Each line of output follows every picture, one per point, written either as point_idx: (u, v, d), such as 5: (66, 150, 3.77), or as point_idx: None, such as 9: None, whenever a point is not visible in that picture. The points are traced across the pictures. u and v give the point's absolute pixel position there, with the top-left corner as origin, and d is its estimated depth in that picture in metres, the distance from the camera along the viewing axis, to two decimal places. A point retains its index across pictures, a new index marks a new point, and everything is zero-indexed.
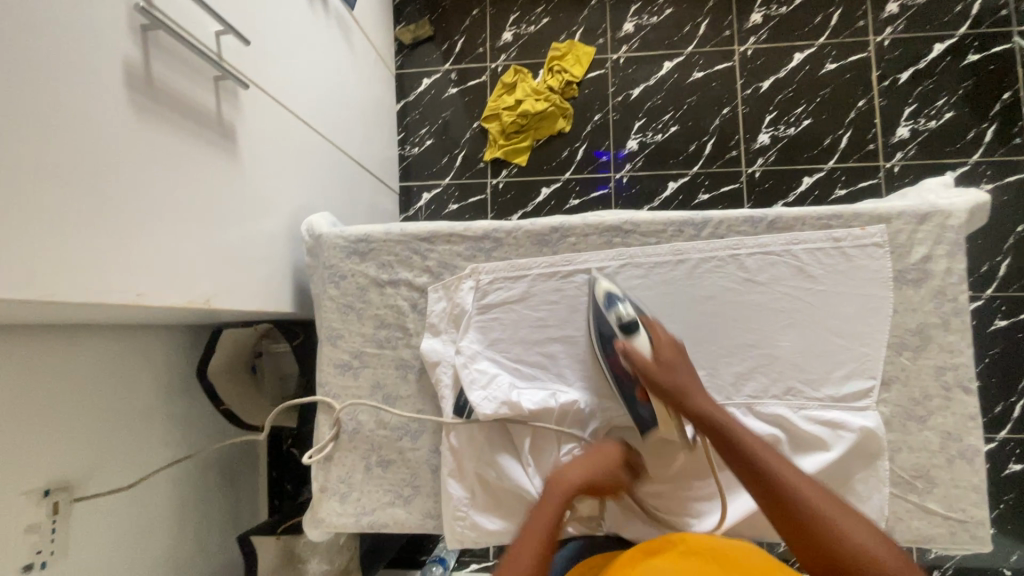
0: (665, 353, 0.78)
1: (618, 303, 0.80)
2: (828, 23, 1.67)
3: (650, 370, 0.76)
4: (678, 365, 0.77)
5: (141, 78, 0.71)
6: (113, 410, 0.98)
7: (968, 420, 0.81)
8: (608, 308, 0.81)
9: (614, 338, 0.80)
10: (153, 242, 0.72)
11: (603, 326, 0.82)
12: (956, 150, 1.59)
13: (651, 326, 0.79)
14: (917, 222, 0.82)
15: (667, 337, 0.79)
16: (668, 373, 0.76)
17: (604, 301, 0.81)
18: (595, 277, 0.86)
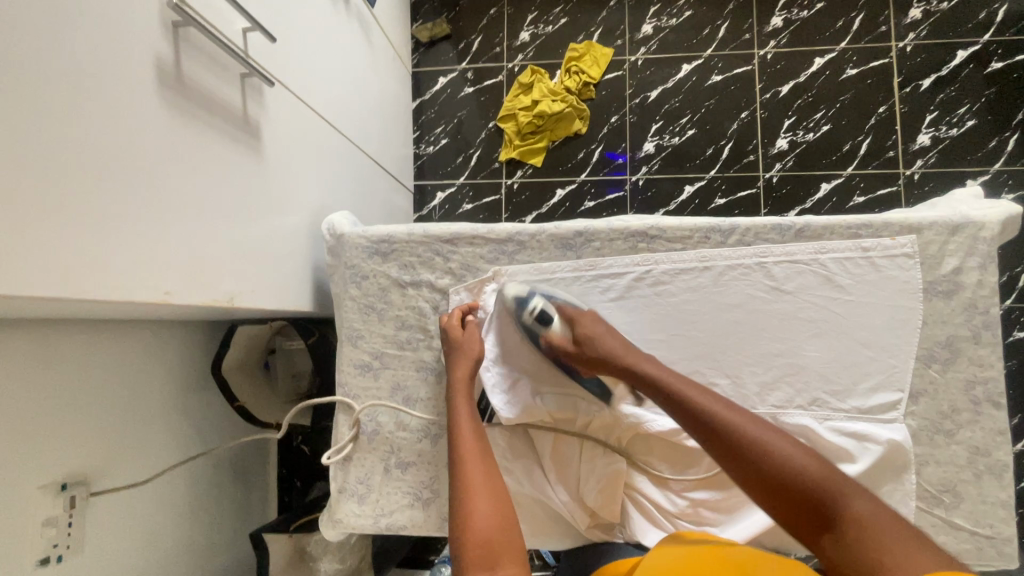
0: (583, 328, 0.82)
1: (529, 303, 0.85)
2: (849, 28, 1.65)
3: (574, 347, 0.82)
4: (598, 335, 0.81)
5: (171, 75, 0.71)
6: (129, 406, 0.98)
7: (997, 435, 0.80)
8: (521, 308, 0.86)
9: (537, 332, 0.86)
10: (179, 239, 0.72)
11: (523, 326, 0.87)
12: (978, 159, 1.57)
13: (562, 309, 0.85)
14: (949, 233, 0.81)
15: (575, 313, 0.84)
16: (595, 342, 0.80)
17: (514, 303, 0.86)
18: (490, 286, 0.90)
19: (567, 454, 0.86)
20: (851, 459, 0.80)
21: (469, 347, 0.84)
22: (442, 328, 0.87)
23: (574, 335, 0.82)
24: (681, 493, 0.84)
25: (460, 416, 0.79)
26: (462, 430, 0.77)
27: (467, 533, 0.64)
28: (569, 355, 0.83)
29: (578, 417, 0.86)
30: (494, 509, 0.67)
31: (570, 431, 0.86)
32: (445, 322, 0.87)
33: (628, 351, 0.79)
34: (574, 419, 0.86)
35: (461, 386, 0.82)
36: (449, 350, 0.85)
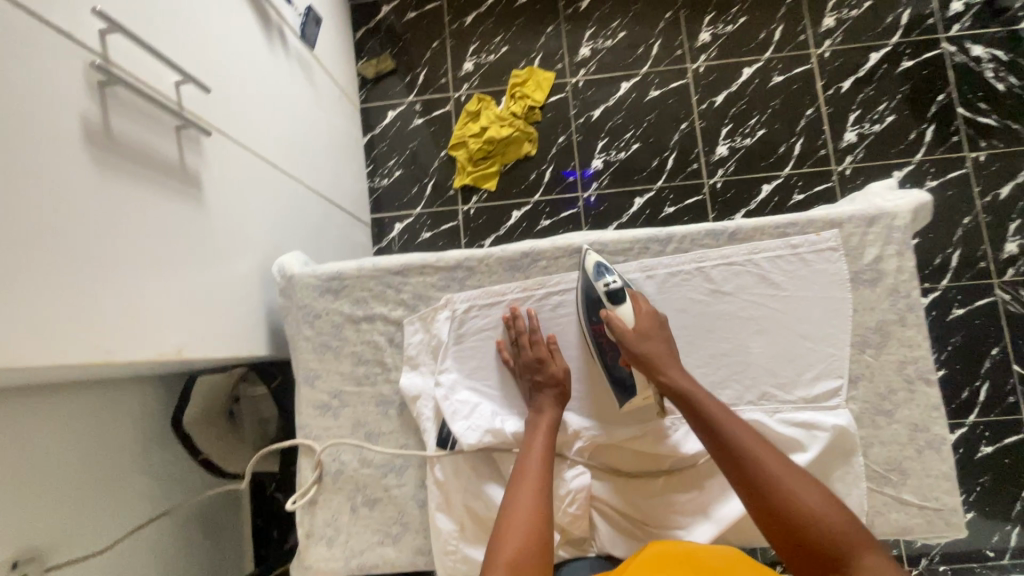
0: (648, 334, 0.82)
1: (606, 274, 0.85)
2: (771, 39, 1.76)
3: (631, 335, 0.81)
4: (654, 336, 0.82)
5: (99, 133, 0.71)
6: (82, 473, 0.94)
7: (932, 410, 0.84)
8: (596, 278, 0.85)
9: (601, 306, 0.85)
10: (118, 294, 0.71)
11: (591, 296, 0.86)
12: (901, 151, 1.68)
13: (636, 298, 0.85)
14: (866, 225, 0.87)
15: (651, 309, 0.85)
16: (648, 341, 0.81)
17: (591, 272, 0.86)
18: (585, 248, 0.89)
19: None
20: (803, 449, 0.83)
21: (528, 356, 0.87)
22: (503, 324, 0.91)
23: (637, 328, 0.82)
24: (647, 500, 0.86)
25: (541, 424, 0.83)
26: (535, 437, 0.81)
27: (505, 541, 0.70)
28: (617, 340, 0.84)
29: None
30: (526, 525, 0.72)
31: None
32: (514, 325, 0.89)
33: (672, 360, 0.80)
34: None
35: (540, 394, 0.86)
36: (522, 352, 0.88)
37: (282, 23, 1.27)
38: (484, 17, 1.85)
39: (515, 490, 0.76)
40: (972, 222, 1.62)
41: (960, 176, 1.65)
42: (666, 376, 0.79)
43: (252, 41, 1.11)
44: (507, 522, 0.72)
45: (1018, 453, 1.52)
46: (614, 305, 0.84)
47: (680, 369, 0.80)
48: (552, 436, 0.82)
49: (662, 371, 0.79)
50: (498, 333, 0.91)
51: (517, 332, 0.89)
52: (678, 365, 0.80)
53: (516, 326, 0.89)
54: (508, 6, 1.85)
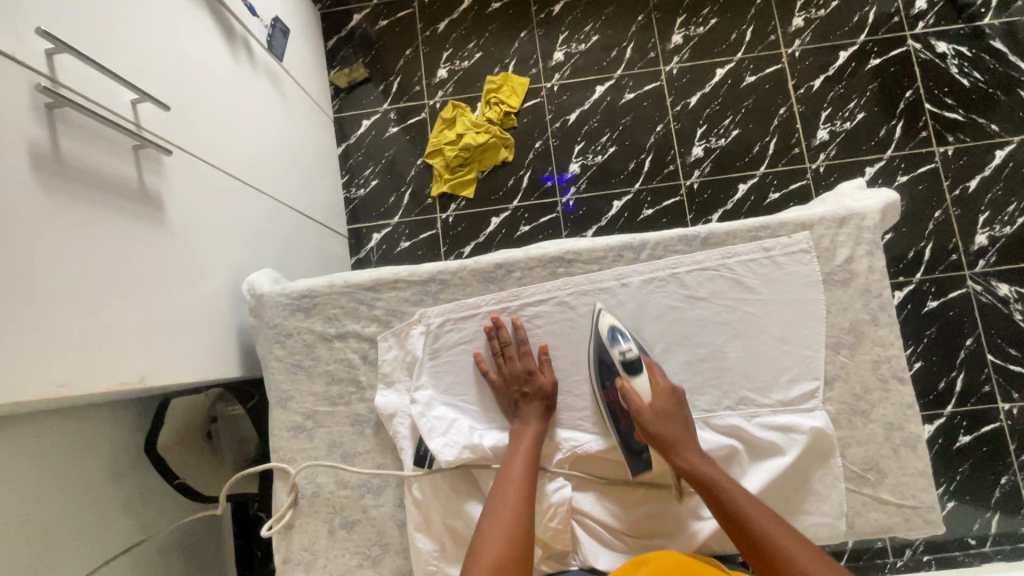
0: (664, 414, 0.80)
1: (621, 339, 0.84)
2: (742, 39, 1.77)
3: (648, 413, 0.80)
4: (674, 417, 0.81)
5: (50, 157, 0.68)
6: (53, 507, 0.87)
7: (906, 408, 0.85)
8: (612, 344, 0.84)
9: (616, 373, 0.84)
10: (74, 324, 0.68)
11: (605, 361, 0.85)
12: (872, 147, 1.70)
13: (653, 370, 0.84)
14: (837, 226, 0.87)
15: (667, 385, 0.83)
16: (667, 423, 0.80)
17: (606, 336, 0.85)
18: (597, 309, 0.88)
19: None
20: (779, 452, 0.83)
21: (516, 367, 0.87)
22: (485, 335, 0.90)
23: (653, 404, 0.81)
24: (626, 508, 0.86)
25: (522, 435, 0.83)
26: (517, 448, 0.81)
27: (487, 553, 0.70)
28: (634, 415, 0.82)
29: None
30: (507, 532, 0.73)
31: None
32: (500, 337, 0.88)
33: (691, 444, 0.80)
34: None
35: (524, 405, 0.86)
36: (507, 363, 0.87)
37: (248, 35, 1.25)
38: (456, 24, 1.84)
39: (496, 500, 0.76)
40: (943, 215, 1.65)
41: (930, 170, 1.68)
42: (682, 457, 0.79)
43: (215, 56, 1.09)
44: (486, 532, 0.73)
45: (995, 441, 1.55)
46: (629, 375, 0.83)
47: (699, 454, 0.80)
48: (534, 448, 0.82)
49: (679, 452, 0.79)
50: (479, 343, 0.90)
51: (501, 343, 0.88)
52: (696, 449, 0.80)
53: (501, 337, 0.88)
54: (480, 12, 1.84)
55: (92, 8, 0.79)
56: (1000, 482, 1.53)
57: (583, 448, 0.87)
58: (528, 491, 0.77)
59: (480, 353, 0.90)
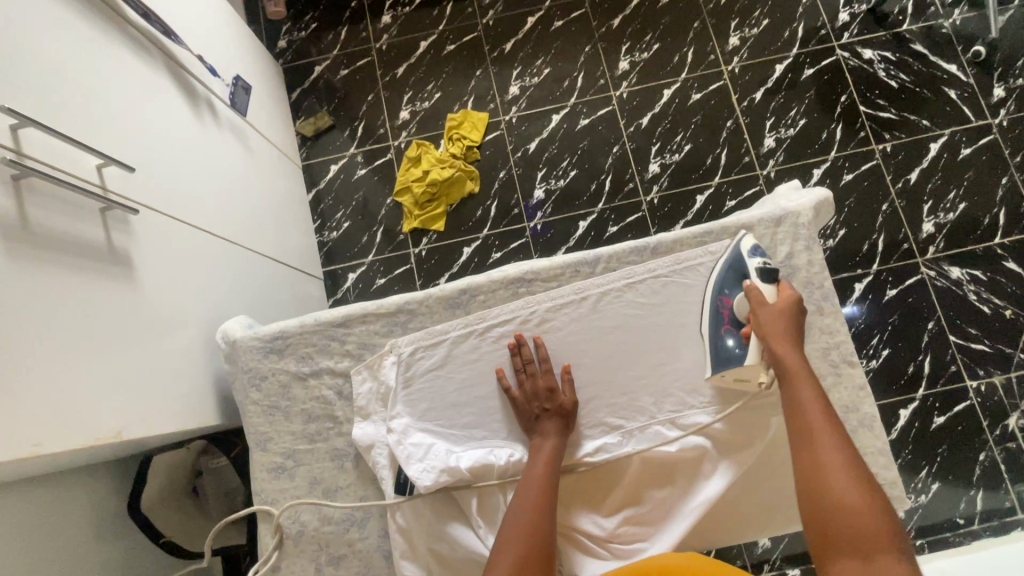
0: (774, 315, 0.84)
1: (760, 255, 0.89)
2: (685, 61, 1.88)
3: (767, 308, 0.85)
4: (785, 320, 0.84)
5: (16, 226, 0.71)
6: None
7: (859, 391, 0.92)
8: (749, 255, 0.89)
9: (745, 277, 0.88)
10: (46, 382, 0.70)
11: (737, 267, 0.90)
12: (816, 151, 1.80)
13: (783, 284, 0.87)
14: (775, 225, 0.96)
15: (794, 296, 0.86)
16: (781, 320, 0.84)
17: (747, 251, 0.90)
18: (740, 233, 0.93)
19: (492, 508, 0.87)
20: (736, 456, 0.89)
21: (538, 383, 0.90)
22: (508, 352, 0.94)
23: (775, 304, 0.85)
24: (610, 516, 0.88)
25: (542, 446, 0.86)
26: (537, 458, 0.85)
27: (510, 554, 0.73)
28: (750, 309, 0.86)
29: (496, 466, 0.87)
30: (522, 538, 0.75)
31: (489, 482, 0.87)
32: (521, 357, 0.92)
33: (794, 343, 0.82)
34: (492, 468, 0.87)
35: (546, 421, 0.89)
36: (527, 378, 0.91)
37: (210, 93, 1.30)
38: (414, 67, 1.93)
39: (516, 509, 0.79)
40: (890, 208, 1.74)
41: (872, 167, 1.77)
42: (783, 351, 0.81)
43: (177, 117, 1.14)
44: (506, 540, 0.75)
45: (968, 418, 1.60)
46: (760, 279, 0.86)
47: (797, 350, 0.81)
48: (554, 460, 0.85)
49: (776, 345, 0.82)
50: (502, 360, 0.94)
51: (523, 361, 0.92)
52: (795, 345, 0.82)
53: (523, 355, 0.92)
54: (437, 55, 1.93)
55: (51, 81, 0.83)
56: (979, 458, 1.57)
57: (573, 457, 0.90)
58: (547, 493, 0.81)
59: (502, 369, 0.93)
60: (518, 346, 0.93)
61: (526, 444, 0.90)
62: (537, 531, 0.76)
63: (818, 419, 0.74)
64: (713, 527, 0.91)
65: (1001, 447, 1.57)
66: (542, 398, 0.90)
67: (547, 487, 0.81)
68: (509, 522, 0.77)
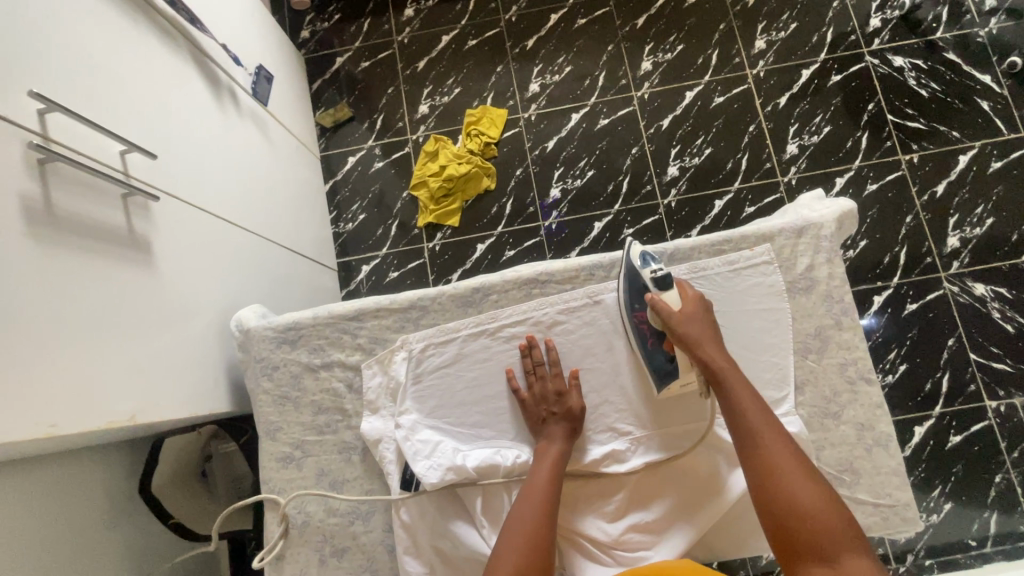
0: (691, 327, 0.84)
1: (652, 260, 0.89)
2: (709, 63, 1.85)
3: (677, 318, 0.85)
4: (698, 319, 0.85)
5: (41, 211, 0.72)
6: (34, 559, 0.83)
7: (875, 408, 0.91)
8: (643, 265, 0.88)
9: (646, 289, 0.88)
10: (67, 365, 0.71)
11: (635, 282, 0.89)
12: (840, 159, 1.76)
13: (680, 284, 0.89)
14: (796, 236, 0.94)
15: (696, 295, 0.87)
16: (695, 326, 0.84)
17: (637, 260, 0.89)
18: (628, 242, 0.93)
19: (498, 508, 0.87)
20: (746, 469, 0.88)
21: (546, 387, 0.90)
22: (519, 353, 0.93)
23: (682, 310, 0.86)
24: (615, 522, 0.88)
25: (549, 450, 0.86)
26: (543, 463, 0.84)
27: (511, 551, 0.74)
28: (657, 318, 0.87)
29: (502, 466, 0.88)
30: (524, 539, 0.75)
31: (496, 481, 0.88)
32: (530, 361, 0.92)
33: (716, 346, 0.84)
34: (498, 468, 0.87)
35: (553, 422, 0.88)
36: (535, 382, 0.91)
37: (233, 83, 1.31)
38: (435, 62, 1.93)
39: (516, 512, 0.78)
40: (914, 220, 1.70)
41: (898, 178, 1.73)
42: (711, 359, 0.83)
43: (201, 106, 1.15)
44: (507, 542, 0.75)
45: (986, 438, 1.56)
46: (659, 288, 0.87)
47: (722, 352, 0.84)
48: (560, 464, 0.84)
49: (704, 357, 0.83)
50: (512, 361, 0.94)
51: (533, 363, 0.92)
52: (718, 347, 0.84)
53: (534, 358, 0.92)
54: (458, 49, 1.92)
55: (79, 68, 0.84)
56: (994, 480, 1.54)
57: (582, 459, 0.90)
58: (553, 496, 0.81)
59: (512, 370, 0.93)
60: (529, 348, 0.92)
61: (533, 446, 0.90)
62: (541, 531, 0.76)
63: (774, 445, 0.75)
64: (718, 537, 0.90)
65: (1018, 470, 1.53)
66: (549, 402, 0.89)
67: (553, 490, 0.81)
68: (512, 523, 0.77)
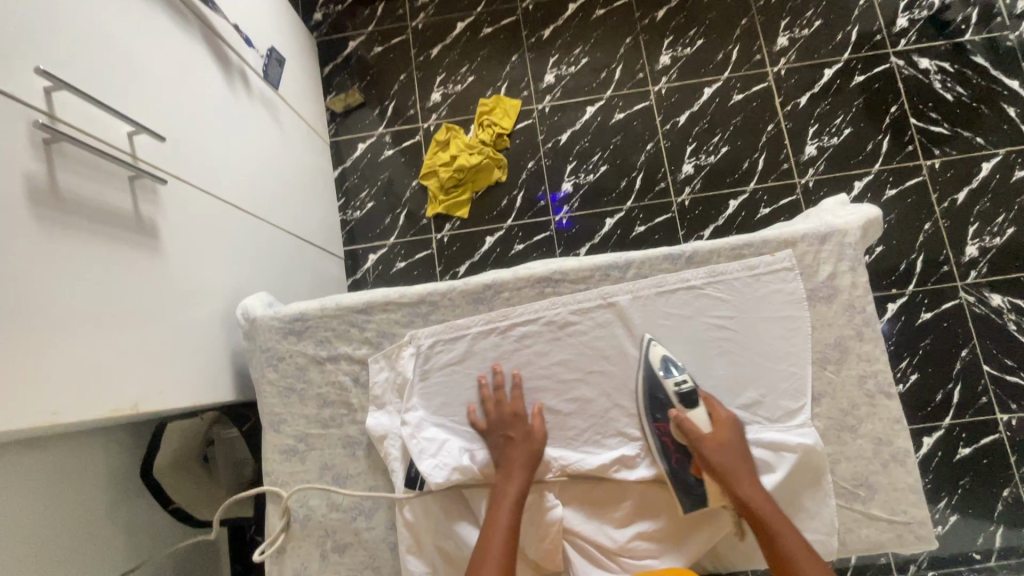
0: (722, 454, 0.83)
1: (675, 371, 0.88)
2: (729, 59, 1.81)
3: (708, 442, 0.84)
4: (731, 446, 0.84)
5: (47, 192, 0.71)
6: (31, 541, 0.82)
7: (893, 423, 0.89)
8: (668, 375, 0.88)
9: (671, 403, 0.88)
10: (72, 351, 0.70)
11: (658, 394, 0.89)
12: (859, 162, 1.72)
13: (708, 400, 0.88)
14: (819, 243, 0.91)
15: (728, 416, 0.87)
16: (724, 452, 0.83)
17: (660, 367, 0.89)
18: (647, 338, 0.91)
19: None
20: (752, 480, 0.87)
21: (504, 412, 0.88)
22: (478, 384, 0.92)
23: (712, 434, 0.85)
24: (621, 528, 0.87)
25: (507, 491, 0.82)
26: (501, 506, 0.80)
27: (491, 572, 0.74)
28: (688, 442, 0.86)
29: None
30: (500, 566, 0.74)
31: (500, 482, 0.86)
32: (485, 388, 0.91)
33: (746, 471, 0.83)
34: None
35: (511, 449, 0.86)
36: (494, 409, 0.89)
37: (243, 64, 1.28)
38: (449, 49, 1.89)
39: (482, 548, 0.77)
40: (933, 227, 1.66)
41: (918, 183, 1.70)
42: (740, 488, 0.82)
43: (211, 87, 1.13)
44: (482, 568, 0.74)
45: (995, 452, 1.54)
46: (686, 406, 0.87)
47: (755, 482, 0.83)
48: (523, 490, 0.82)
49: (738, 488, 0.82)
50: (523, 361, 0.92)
51: (492, 392, 0.91)
52: (751, 477, 0.83)
53: (496, 385, 0.91)
54: (473, 37, 1.88)
55: (87, 46, 0.82)
56: (1002, 494, 1.52)
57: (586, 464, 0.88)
58: (511, 545, 0.77)
59: (472, 405, 0.91)
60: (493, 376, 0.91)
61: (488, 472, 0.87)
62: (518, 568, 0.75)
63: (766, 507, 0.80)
64: (727, 545, 0.89)
65: None
66: (507, 427, 0.87)
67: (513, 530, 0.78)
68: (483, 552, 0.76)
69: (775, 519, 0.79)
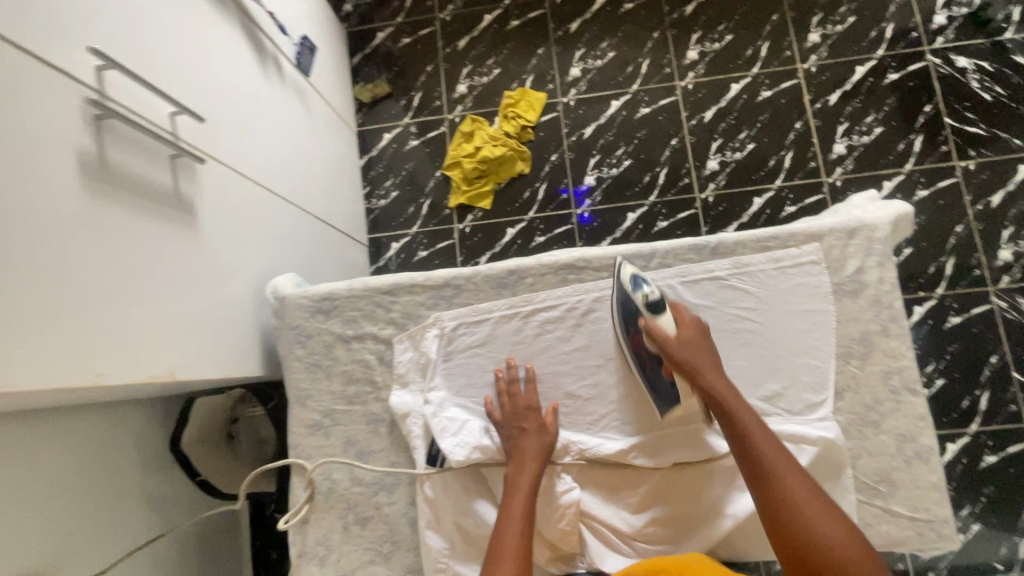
0: (688, 356, 0.84)
1: (643, 284, 0.88)
2: (758, 55, 1.79)
3: (673, 343, 0.85)
4: (699, 346, 0.85)
5: (95, 165, 0.74)
6: (73, 498, 0.87)
7: (918, 420, 0.88)
8: (635, 290, 0.88)
9: (638, 313, 0.88)
10: (115, 317, 0.73)
11: (627, 308, 0.89)
12: (889, 162, 1.69)
13: (675, 308, 0.89)
14: (847, 237, 0.90)
15: (693, 318, 0.88)
16: (689, 351, 0.84)
17: (629, 283, 0.89)
18: (618, 260, 0.91)
19: None
20: None
21: (518, 403, 0.89)
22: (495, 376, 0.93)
23: (678, 335, 0.86)
24: (637, 515, 0.88)
25: (519, 480, 0.83)
26: (515, 493, 0.81)
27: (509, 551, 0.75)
28: (659, 349, 0.86)
29: None
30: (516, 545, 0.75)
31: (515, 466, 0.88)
32: (502, 380, 0.92)
33: (714, 367, 0.83)
34: None
35: (525, 439, 0.86)
36: (508, 400, 0.90)
37: (278, 52, 1.32)
38: (476, 41, 1.90)
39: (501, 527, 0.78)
40: (965, 229, 1.62)
41: (951, 185, 1.66)
42: (709, 385, 0.82)
43: (247, 72, 1.16)
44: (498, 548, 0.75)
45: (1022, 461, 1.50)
46: (653, 314, 0.87)
47: (721, 375, 0.83)
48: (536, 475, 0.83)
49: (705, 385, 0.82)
50: (543, 347, 0.93)
51: (507, 384, 0.91)
52: (717, 370, 0.83)
53: (511, 377, 0.91)
54: (500, 29, 1.90)
55: (134, 28, 0.85)
56: None
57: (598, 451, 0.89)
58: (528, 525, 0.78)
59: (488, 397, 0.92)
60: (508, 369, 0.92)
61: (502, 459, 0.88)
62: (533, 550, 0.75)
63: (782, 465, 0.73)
64: (743, 535, 0.89)
65: None
66: (521, 416, 0.88)
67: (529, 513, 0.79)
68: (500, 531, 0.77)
69: (779, 463, 0.74)
